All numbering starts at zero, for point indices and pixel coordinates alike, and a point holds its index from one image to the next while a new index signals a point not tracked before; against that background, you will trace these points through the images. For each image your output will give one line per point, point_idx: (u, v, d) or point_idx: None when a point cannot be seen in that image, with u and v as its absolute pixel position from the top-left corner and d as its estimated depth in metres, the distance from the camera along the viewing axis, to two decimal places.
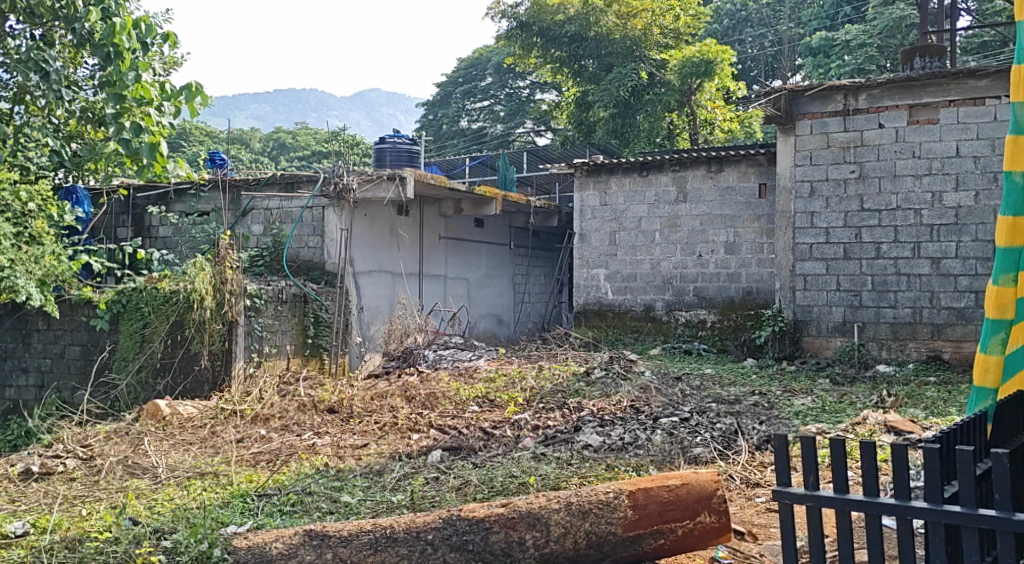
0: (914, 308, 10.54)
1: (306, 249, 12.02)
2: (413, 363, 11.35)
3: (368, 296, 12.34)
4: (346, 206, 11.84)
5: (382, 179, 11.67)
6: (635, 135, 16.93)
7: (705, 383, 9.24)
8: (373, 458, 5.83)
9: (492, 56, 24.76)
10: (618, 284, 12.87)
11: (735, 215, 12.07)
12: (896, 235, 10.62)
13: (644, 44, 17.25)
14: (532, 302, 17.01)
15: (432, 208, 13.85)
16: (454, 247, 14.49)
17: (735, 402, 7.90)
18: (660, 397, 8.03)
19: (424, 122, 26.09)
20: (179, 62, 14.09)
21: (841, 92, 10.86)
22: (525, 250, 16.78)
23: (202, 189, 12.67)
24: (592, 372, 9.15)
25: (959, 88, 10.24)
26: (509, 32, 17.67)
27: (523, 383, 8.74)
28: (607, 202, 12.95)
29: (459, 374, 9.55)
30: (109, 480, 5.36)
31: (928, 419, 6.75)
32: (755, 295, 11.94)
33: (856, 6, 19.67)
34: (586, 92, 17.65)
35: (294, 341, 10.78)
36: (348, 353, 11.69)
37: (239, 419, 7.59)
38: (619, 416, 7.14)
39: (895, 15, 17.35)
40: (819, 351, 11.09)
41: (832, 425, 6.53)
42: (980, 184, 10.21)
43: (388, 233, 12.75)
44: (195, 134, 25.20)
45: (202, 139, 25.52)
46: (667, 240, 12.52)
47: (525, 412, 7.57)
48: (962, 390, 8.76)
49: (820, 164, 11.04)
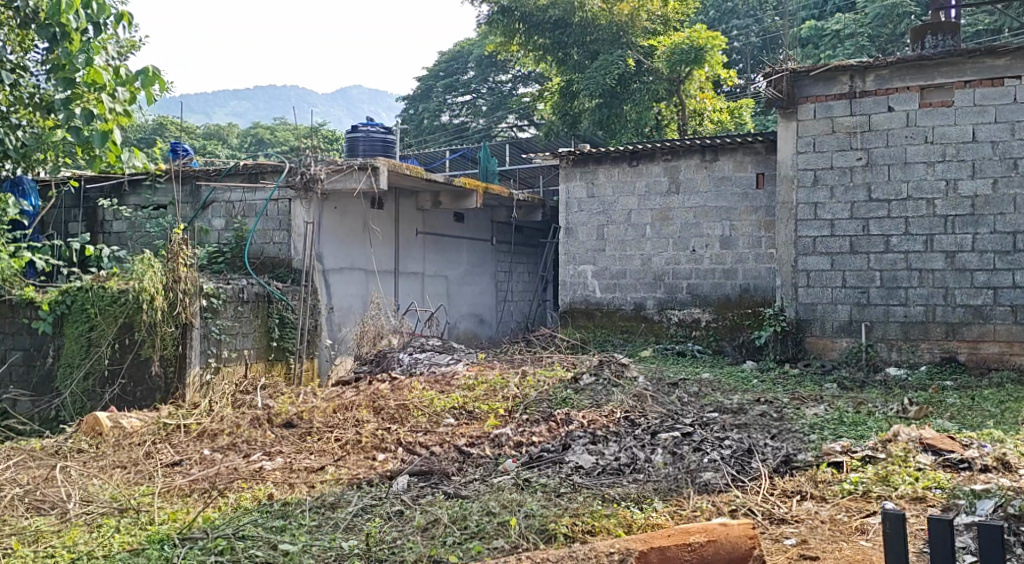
0: (927, 306, 9.78)
1: (271, 245, 11.13)
2: (386, 368, 10.49)
3: (339, 296, 11.43)
4: (313, 199, 10.96)
5: (352, 169, 10.81)
6: (621, 126, 16.15)
7: (704, 389, 8.41)
8: (327, 486, 4.94)
9: (473, 49, 23.96)
10: (607, 282, 12.03)
11: (731, 207, 11.26)
12: (907, 227, 9.84)
13: (632, 31, 16.41)
14: (515, 300, 16.16)
15: (408, 201, 12.98)
16: (432, 242, 13.61)
17: (740, 413, 7.11)
18: (658, 408, 7.20)
19: (405, 116, 25.13)
20: (138, 45, 13.21)
21: (847, 73, 10.08)
22: (508, 246, 15.92)
23: (158, 180, 11.70)
24: (581, 380, 8.31)
25: (975, 67, 9.51)
26: (492, 17, 16.62)
27: (505, 392, 7.89)
28: (594, 194, 12.10)
29: (434, 381, 8.69)
30: (7, 520, 4.49)
31: (961, 433, 5.98)
32: (752, 293, 11.15)
33: None
34: (571, 80, 16.73)
35: (256, 345, 9.86)
36: (316, 358, 10.77)
37: (183, 436, 6.70)
38: (611, 431, 6.31)
39: (887, 3, 16.61)
40: (824, 353, 10.29)
41: (857, 441, 5.71)
42: (998, 172, 9.46)
43: (360, 227, 11.85)
44: (172, 129, 24.13)
45: (177, 134, 24.45)
46: (659, 235, 11.70)
47: (506, 426, 6.72)
48: (987, 396, 8.02)
49: (824, 151, 10.24)
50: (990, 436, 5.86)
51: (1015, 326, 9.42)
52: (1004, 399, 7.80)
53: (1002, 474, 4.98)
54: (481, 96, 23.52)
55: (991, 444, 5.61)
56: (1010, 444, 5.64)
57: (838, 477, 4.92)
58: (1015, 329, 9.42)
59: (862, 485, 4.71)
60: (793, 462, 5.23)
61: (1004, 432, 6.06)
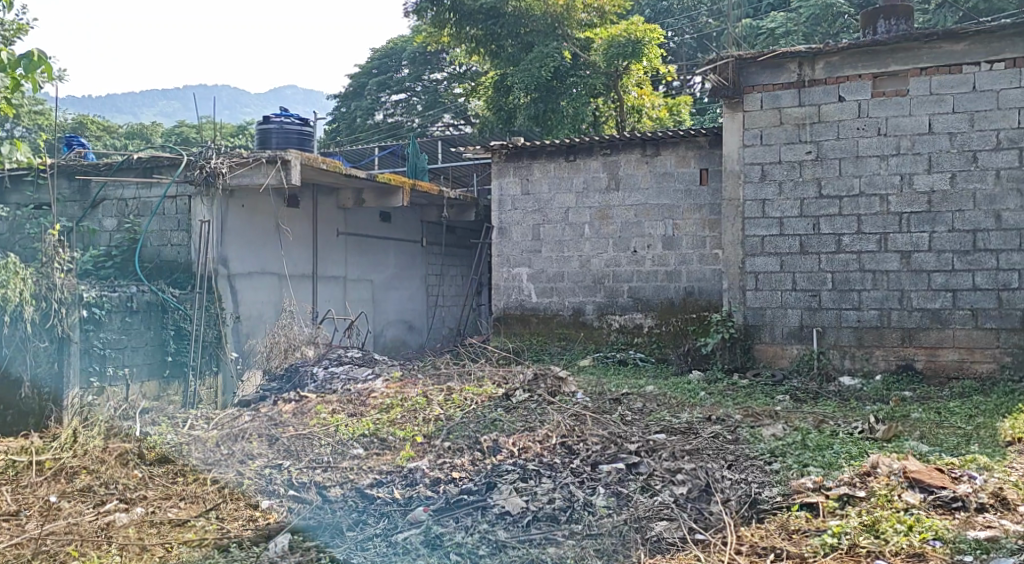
0: (881, 309, 9.09)
1: (169, 247, 10.00)
2: (298, 384, 9.45)
3: (247, 303, 10.34)
4: (216, 196, 9.87)
5: (260, 163, 9.76)
6: (558, 122, 15.25)
7: (649, 405, 7.55)
8: (186, 551, 4.21)
9: (407, 46, 22.96)
10: (542, 285, 11.12)
11: (674, 205, 10.47)
12: (859, 226, 9.15)
13: (566, 22, 15.41)
14: (446, 305, 15.17)
15: (327, 199, 11.94)
16: (355, 244, 12.58)
17: (691, 435, 6.26)
18: (599, 430, 6.32)
19: (337, 115, 23.97)
20: (26, 29, 11.97)
21: (795, 60, 9.36)
22: (439, 248, 14.94)
23: (42, 175, 10.43)
24: (513, 397, 7.40)
25: (931, 54, 8.86)
26: (418, 5, 15.44)
27: (427, 414, 6.92)
28: (528, 191, 11.21)
29: (348, 401, 7.67)
30: None
31: (940, 460, 5.21)
32: (697, 296, 10.37)
33: None
34: (504, 75, 15.71)
35: (148, 362, 8.78)
36: (219, 374, 9.70)
37: (36, 474, 5.56)
38: (544, 463, 5.40)
39: (822, 2, 16.03)
40: (774, 361, 9.55)
41: (829, 473, 4.92)
42: (957, 165, 8.80)
43: (271, 228, 10.77)
44: (93, 128, 22.75)
45: (99, 133, 23.05)
46: (598, 235, 10.85)
47: (423, 458, 5.77)
48: (952, 410, 7.34)
49: (771, 144, 9.50)
50: (974, 464, 5.11)
51: (976, 331, 8.77)
52: (972, 414, 7.11)
53: (1001, 516, 4.28)
54: (417, 95, 22.45)
55: (979, 475, 4.87)
56: (999, 475, 4.90)
57: (818, 524, 4.23)
58: (975, 335, 8.77)
59: (849, 538, 4.04)
60: (759, 505, 4.50)
61: (988, 458, 5.31)
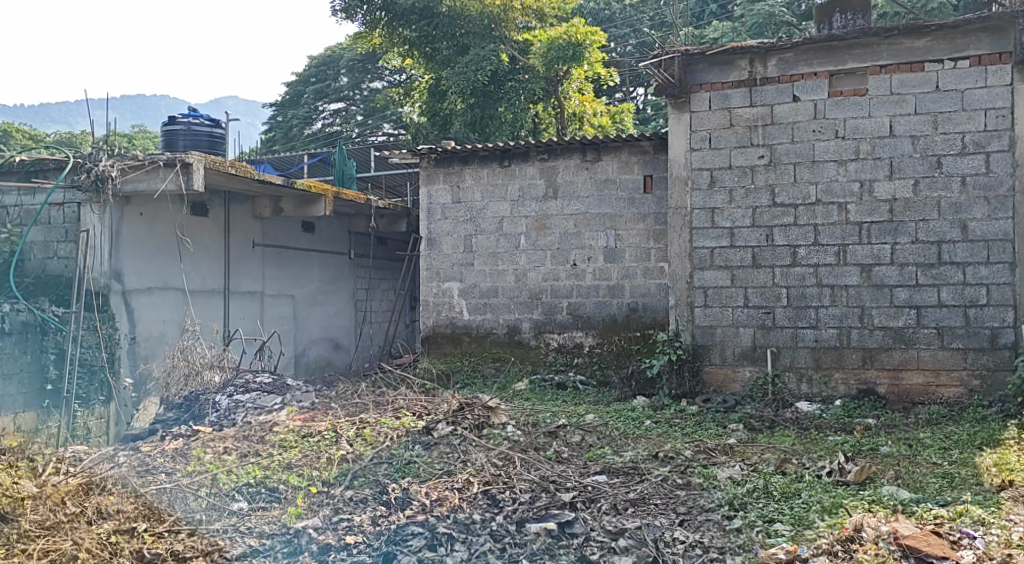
0: (840, 328, 8.35)
1: (54, 260, 8.85)
2: (200, 415, 8.44)
3: (145, 322, 9.21)
4: (108, 202, 8.76)
5: (156, 166, 8.67)
6: (496, 129, 14.24)
7: (590, 439, 6.66)
8: None
9: (345, 53, 21.90)
10: (475, 302, 10.20)
11: (616, 214, 9.65)
12: (817, 236, 8.41)
13: (504, 24, 14.48)
14: (375, 322, 14.15)
15: (241, 207, 10.86)
16: (273, 256, 11.50)
17: (636, 479, 5.40)
18: (527, 474, 5.42)
19: (272, 124, 22.73)
20: None
21: (746, 56, 8.62)
22: (367, 260, 13.91)
23: None
24: (434, 432, 6.46)
25: (892, 50, 8.18)
26: (348, 4, 14.35)
27: (332, 453, 5.92)
28: (459, 199, 10.30)
29: (246, 438, 6.63)
30: None
31: (925, 513, 4.50)
32: (641, 313, 9.53)
33: (723, 4, 17.65)
34: (440, 78, 14.68)
35: (22, 392, 7.80)
36: (110, 403, 8.59)
37: None
38: (460, 523, 4.64)
39: (764, 12, 15.43)
40: (725, 385, 8.75)
41: (801, 538, 4.36)
42: (919, 171, 8.12)
43: (174, 238, 9.66)
44: (18, 135, 21.30)
45: (25, 142, 21.53)
46: (535, 246, 9.97)
47: (315, 515, 4.85)
48: (923, 441, 6.60)
49: (721, 148, 8.73)
50: (967, 518, 4.41)
51: (942, 352, 8.07)
52: (945, 447, 6.38)
53: None
54: (355, 103, 21.41)
55: (977, 535, 4.23)
56: (997, 533, 4.23)
57: None
58: (941, 356, 8.07)
59: None
60: None
61: (980, 507, 4.56)
